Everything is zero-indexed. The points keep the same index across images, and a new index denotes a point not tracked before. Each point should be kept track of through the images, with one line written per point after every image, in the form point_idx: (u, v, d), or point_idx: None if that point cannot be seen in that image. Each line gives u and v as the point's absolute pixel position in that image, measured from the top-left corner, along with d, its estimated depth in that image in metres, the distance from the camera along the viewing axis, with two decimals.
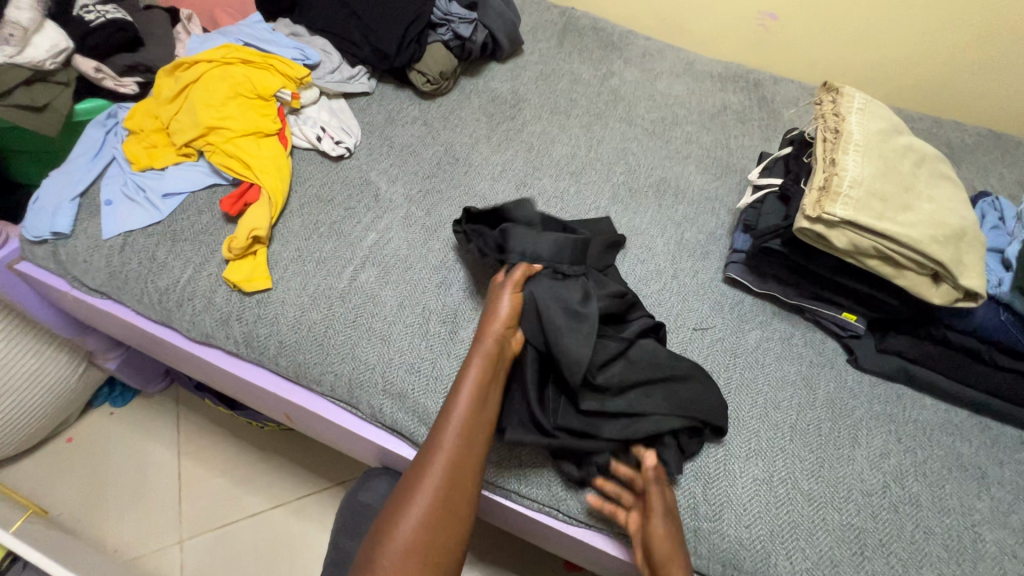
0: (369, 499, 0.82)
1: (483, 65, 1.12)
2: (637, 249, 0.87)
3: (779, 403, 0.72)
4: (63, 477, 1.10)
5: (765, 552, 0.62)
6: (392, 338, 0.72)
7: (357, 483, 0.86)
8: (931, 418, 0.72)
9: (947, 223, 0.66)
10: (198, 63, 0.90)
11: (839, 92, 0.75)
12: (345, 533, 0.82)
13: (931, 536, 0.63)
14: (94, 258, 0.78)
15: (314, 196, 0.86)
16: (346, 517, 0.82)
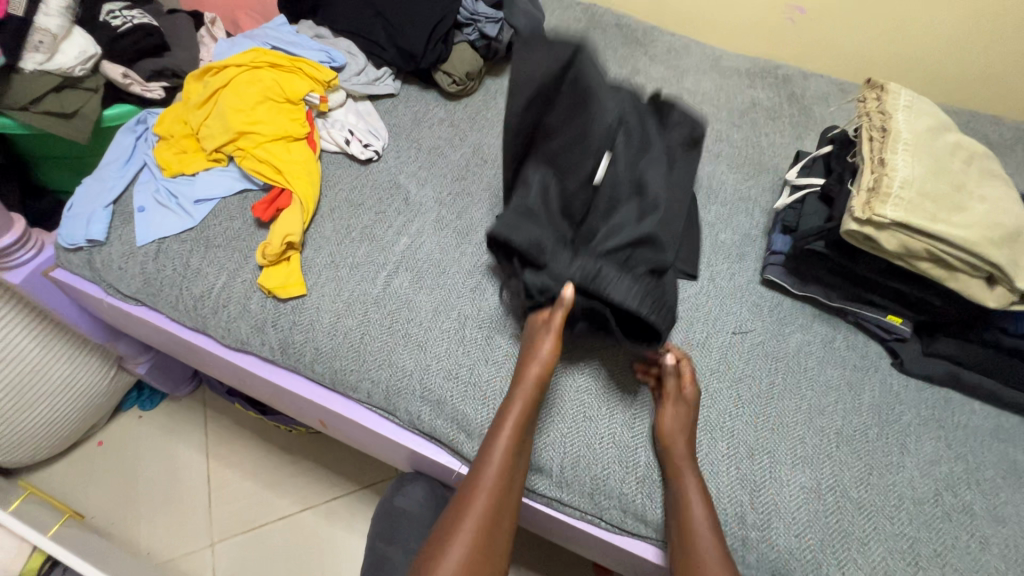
0: (406, 504, 0.83)
1: (507, 64, 1.11)
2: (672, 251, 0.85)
3: (824, 408, 0.70)
4: (95, 480, 1.12)
5: (815, 562, 0.60)
6: (428, 344, 0.72)
7: (390, 488, 0.86)
8: (982, 423, 0.70)
9: (1002, 224, 0.64)
10: (226, 67, 0.89)
11: (883, 89, 0.73)
12: (382, 538, 0.82)
13: (987, 545, 0.61)
14: (129, 265, 0.79)
15: (345, 200, 0.85)
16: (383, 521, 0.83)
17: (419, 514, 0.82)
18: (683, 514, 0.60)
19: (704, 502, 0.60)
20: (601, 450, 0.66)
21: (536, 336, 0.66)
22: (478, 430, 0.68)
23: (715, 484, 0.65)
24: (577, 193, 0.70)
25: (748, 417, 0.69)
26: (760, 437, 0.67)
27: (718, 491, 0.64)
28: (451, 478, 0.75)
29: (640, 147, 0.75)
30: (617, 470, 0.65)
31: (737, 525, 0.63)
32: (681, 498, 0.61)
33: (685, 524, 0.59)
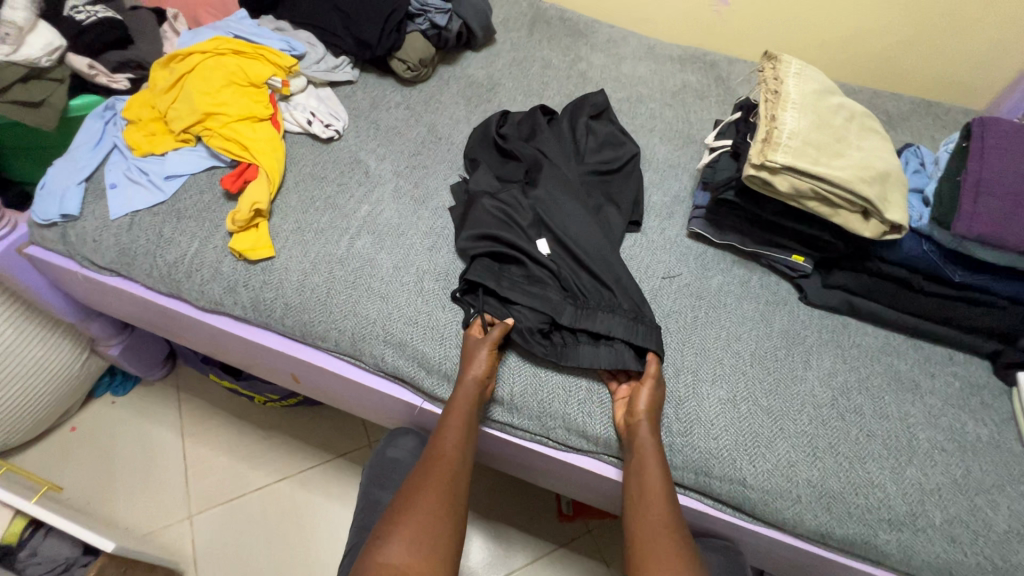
0: (398, 454, 0.89)
1: (458, 54, 1.20)
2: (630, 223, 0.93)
3: (740, 335, 0.81)
4: (70, 462, 1.14)
5: (731, 457, 0.70)
6: (390, 295, 0.79)
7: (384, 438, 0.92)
8: (872, 342, 0.82)
9: (873, 167, 0.76)
10: (191, 54, 0.95)
11: (778, 60, 0.85)
12: (376, 486, 0.88)
13: (873, 437, 0.72)
14: (103, 237, 0.83)
15: (308, 174, 0.92)
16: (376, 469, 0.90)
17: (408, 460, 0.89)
18: (641, 479, 0.66)
19: (656, 459, 0.67)
20: (548, 378, 0.75)
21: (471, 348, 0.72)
22: (437, 366, 0.75)
23: None
24: (527, 231, 0.82)
25: (674, 345, 0.79)
26: (685, 360, 0.77)
27: None
28: (416, 418, 0.83)
29: (574, 188, 0.88)
30: (561, 394, 0.74)
31: (664, 433, 0.72)
32: (640, 466, 0.67)
33: (641, 478, 0.66)
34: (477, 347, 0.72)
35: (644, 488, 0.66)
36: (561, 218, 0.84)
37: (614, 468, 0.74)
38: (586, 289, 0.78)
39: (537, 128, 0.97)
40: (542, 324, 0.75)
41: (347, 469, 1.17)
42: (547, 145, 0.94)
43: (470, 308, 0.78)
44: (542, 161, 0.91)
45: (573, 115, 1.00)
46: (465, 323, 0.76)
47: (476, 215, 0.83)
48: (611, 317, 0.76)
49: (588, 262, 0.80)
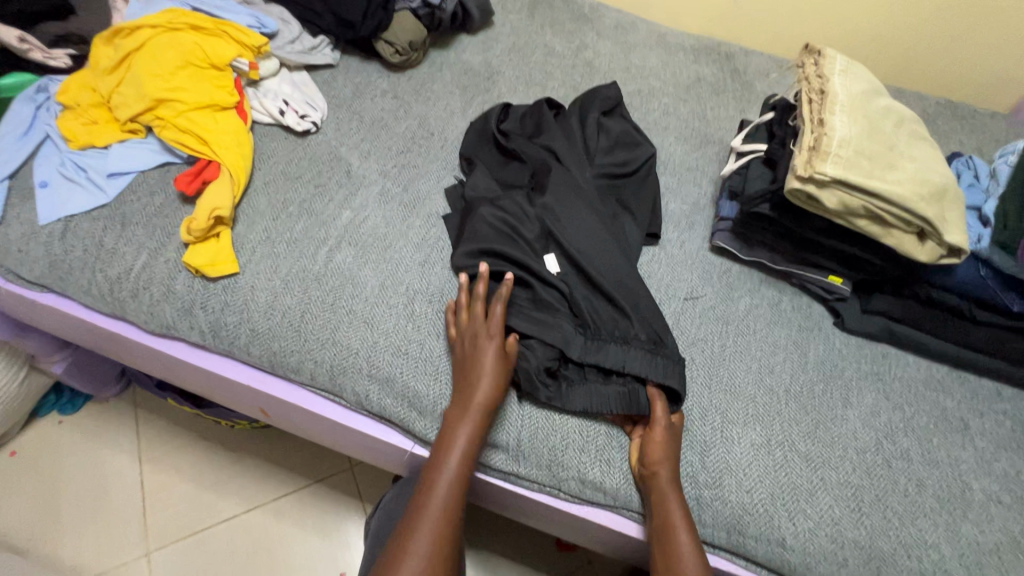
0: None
1: (452, 37, 1.07)
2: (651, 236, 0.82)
3: (773, 367, 0.72)
4: (9, 494, 1.01)
5: (767, 514, 0.62)
6: (374, 320, 0.68)
7: (391, 504, 0.77)
8: (916, 375, 0.74)
9: (930, 181, 0.66)
10: (140, 28, 0.81)
11: (821, 55, 0.75)
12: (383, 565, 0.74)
13: (922, 488, 0.64)
14: (30, 247, 0.70)
15: (280, 173, 0.80)
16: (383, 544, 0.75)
17: None
18: (669, 543, 0.57)
19: (683, 516, 0.58)
20: (560, 422, 0.65)
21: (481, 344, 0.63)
22: (431, 406, 0.65)
23: None
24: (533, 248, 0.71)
25: (700, 381, 0.70)
26: (713, 398, 0.68)
27: None
28: (404, 460, 0.72)
29: (587, 196, 0.77)
30: (576, 438, 0.64)
31: (691, 485, 0.63)
32: (665, 527, 0.58)
33: (669, 551, 0.57)
34: (485, 350, 0.62)
35: (675, 553, 0.56)
36: (576, 232, 0.73)
37: (635, 523, 0.64)
38: (601, 318, 0.68)
39: (542, 124, 0.86)
40: (550, 360, 0.65)
41: (325, 496, 1.06)
42: (557, 144, 0.82)
43: None
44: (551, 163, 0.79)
45: (584, 108, 0.89)
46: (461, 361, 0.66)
47: (474, 230, 0.72)
48: (625, 351, 0.66)
49: (603, 287, 0.69)
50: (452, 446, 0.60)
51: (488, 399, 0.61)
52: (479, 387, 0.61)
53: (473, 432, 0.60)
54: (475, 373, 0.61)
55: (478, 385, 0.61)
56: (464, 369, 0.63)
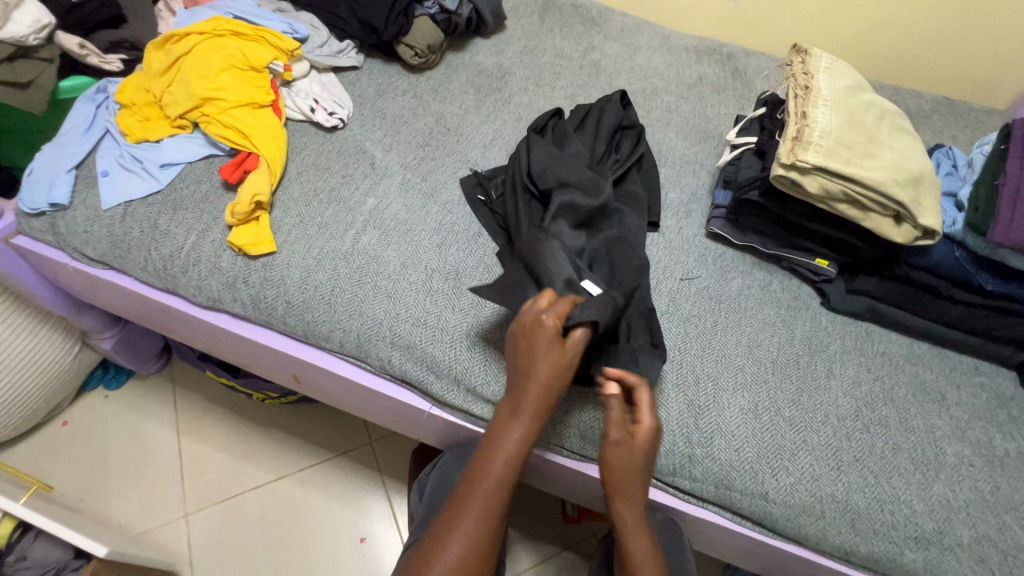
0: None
1: (467, 40, 1.15)
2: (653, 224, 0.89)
3: (761, 341, 0.78)
4: (62, 459, 1.10)
5: (752, 470, 0.68)
6: (397, 294, 0.76)
7: (449, 461, 0.82)
8: (897, 350, 0.79)
9: (906, 169, 0.72)
10: (188, 35, 0.90)
11: (807, 54, 0.81)
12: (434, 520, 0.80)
13: (898, 451, 0.70)
14: (94, 229, 0.79)
15: (312, 164, 0.88)
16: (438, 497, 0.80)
17: None
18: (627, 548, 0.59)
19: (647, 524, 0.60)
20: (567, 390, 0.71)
21: (540, 335, 0.57)
22: (447, 370, 0.72)
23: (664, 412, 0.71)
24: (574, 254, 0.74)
25: (693, 352, 0.76)
26: (705, 367, 0.74)
27: (668, 417, 0.70)
28: (423, 422, 0.79)
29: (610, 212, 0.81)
30: (576, 400, 0.70)
31: (684, 444, 0.69)
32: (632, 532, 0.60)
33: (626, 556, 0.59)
34: (549, 336, 0.57)
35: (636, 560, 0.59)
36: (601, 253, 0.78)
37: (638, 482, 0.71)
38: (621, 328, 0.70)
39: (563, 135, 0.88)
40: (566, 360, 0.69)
41: (348, 468, 1.14)
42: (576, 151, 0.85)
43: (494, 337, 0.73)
44: (580, 175, 0.80)
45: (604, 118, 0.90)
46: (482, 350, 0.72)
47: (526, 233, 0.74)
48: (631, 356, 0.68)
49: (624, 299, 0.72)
50: (499, 448, 0.56)
51: (540, 399, 0.56)
52: (532, 384, 0.56)
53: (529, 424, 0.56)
54: (529, 362, 0.57)
55: (531, 384, 0.56)
56: (517, 362, 0.58)
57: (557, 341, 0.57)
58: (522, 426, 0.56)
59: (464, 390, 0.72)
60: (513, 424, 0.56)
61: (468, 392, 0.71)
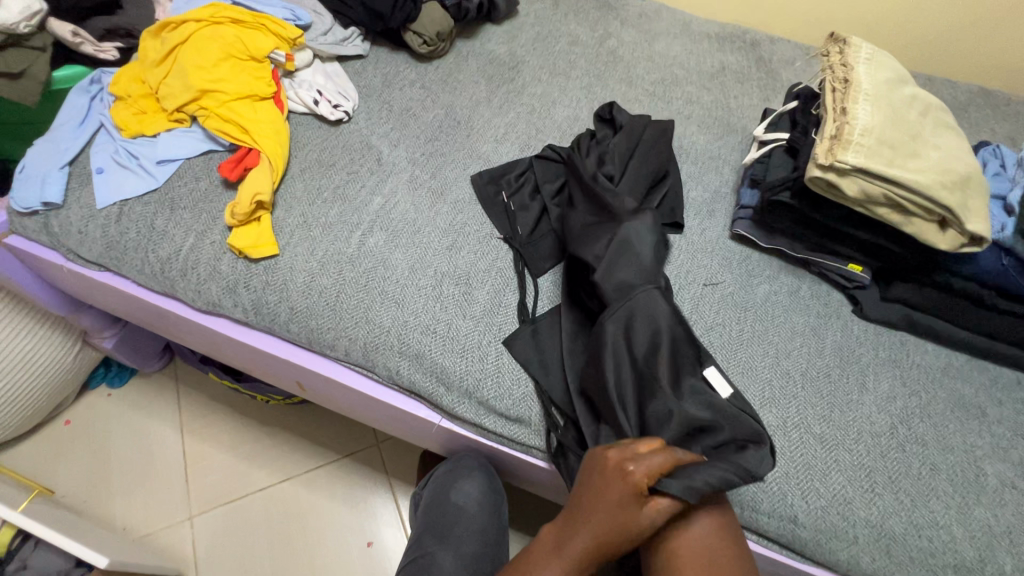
0: (461, 501, 0.84)
1: (477, 27, 1.09)
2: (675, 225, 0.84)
3: (790, 352, 0.74)
4: (65, 459, 1.09)
5: (781, 492, 0.64)
6: (405, 300, 0.72)
7: (443, 478, 0.86)
8: (934, 362, 0.74)
9: (954, 169, 0.67)
10: (185, 22, 0.86)
11: (846, 43, 0.76)
12: (433, 536, 0.84)
13: (936, 472, 0.66)
14: (89, 229, 0.76)
15: (315, 160, 0.84)
16: (435, 513, 0.86)
17: (473, 510, 0.85)
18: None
19: None
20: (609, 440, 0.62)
21: (612, 485, 0.52)
22: (458, 382, 0.68)
23: None
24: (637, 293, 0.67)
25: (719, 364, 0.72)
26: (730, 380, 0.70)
27: None
28: (432, 434, 0.76)
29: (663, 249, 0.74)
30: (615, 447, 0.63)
31: None
32: None
33: None
34: (628, 496, 0.51)
35: None
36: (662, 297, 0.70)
37: None
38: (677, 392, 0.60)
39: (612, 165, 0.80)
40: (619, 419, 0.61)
41: (354, 470, 1.11)
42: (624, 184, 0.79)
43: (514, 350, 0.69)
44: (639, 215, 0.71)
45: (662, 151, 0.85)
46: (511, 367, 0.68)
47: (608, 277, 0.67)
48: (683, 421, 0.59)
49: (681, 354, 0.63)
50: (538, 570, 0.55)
51: (588, 549, 0.53)
52: (592, 528, 0.53)
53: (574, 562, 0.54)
54: (595, 509, 0.53)
55: (585, 529, 0.53)
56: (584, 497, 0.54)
57: (637, 503, 0.52)
58: (558, 564, 0.54)
59: (476, 403, 0.68)
60: (552, 559, 0.54)
61: (480, 405, 0.68)
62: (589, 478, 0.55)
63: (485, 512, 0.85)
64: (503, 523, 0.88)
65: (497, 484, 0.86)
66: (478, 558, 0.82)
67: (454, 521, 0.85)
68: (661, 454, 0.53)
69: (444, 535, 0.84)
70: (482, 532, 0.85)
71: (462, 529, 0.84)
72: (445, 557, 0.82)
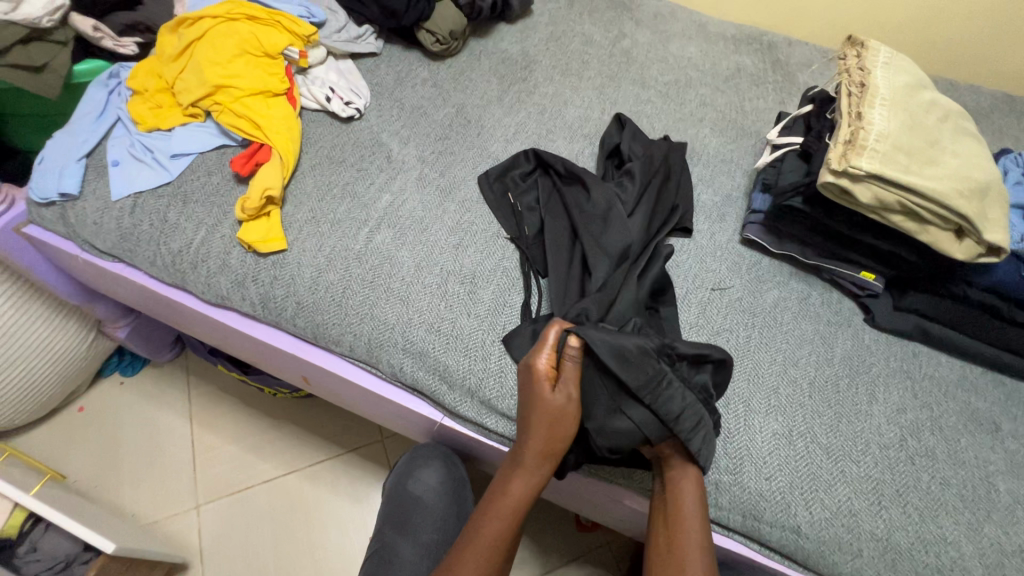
0: (419, 490, 0.85)
1: (491, 26, 1.10)
2: (685, 230, 0.83)
3: (798, 359, 0.72)
4: (77, 445, 1.11)
5: (785, 502, 0.63)
6: (410, 298, 0.72)
7: (403, 468, 0.87)
8: (948, 375, 0.73)
9: (973, 178, 0.65)
10: (202, 18, 0.87)
11: (864, 47, 0.75)
12: (392, 526, 0.85)
13: (946, 487, 0.64)
14: (104, 220, 0.77)
15: (326, 157, 0.85)
16: (394, 504, 0.87)
17: (432, 501, 0.85)
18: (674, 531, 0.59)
19: (689, 523, 0.59)
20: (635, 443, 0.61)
21: (532, 381, 0.62)
22: (460, 380, 0.68)
23: (733, 437, 0.66)
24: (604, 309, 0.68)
25: (726, 369, 0.71)
26: (736, 387, 0.69)
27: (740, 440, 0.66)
28: (434, 431, 0.76)
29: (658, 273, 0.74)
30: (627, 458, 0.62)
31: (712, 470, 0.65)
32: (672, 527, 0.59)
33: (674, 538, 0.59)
34: (544, 381, 0.61)
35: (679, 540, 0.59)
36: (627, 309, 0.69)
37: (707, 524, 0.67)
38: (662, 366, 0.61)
39: (612, 219, 0.76)
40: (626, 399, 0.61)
41: (358, 465, 1.12)
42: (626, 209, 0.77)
43: (521, 357, 0.68)
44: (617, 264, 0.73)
45: (678, 182, 0.84)
46: (524, 375, 0.67)
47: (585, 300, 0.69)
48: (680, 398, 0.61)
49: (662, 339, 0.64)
50: (511, 479, 0.63)
51: (538, 445, 0.61)
52: (533, 426, 0.61)
53: (535, 464, 0.61)
54: (530, 405, 0.61)
55: (531, 432, 0.61)
56: (522, 402, 0.63)
57: (551, 384, 0.61)
58: (525, 470, 0.62)
59: (477, 402, 0.68)
60: (517, 468, 0.62)
61: (482, 404, 0.68)
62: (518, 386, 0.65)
63: (444, 501, 0.85)
64: (467, 512, 0.88)
65: (458, 474, 0.85)
66: (440, 545, 0.83)
67: (413, 511, 0.85)
68: (553, 333, 0.62)
69: (403, 525, 0.84)
70: (442, 527, 0.84)
71: (423, 521, 0.84)
72: (404, 549, 0.82)
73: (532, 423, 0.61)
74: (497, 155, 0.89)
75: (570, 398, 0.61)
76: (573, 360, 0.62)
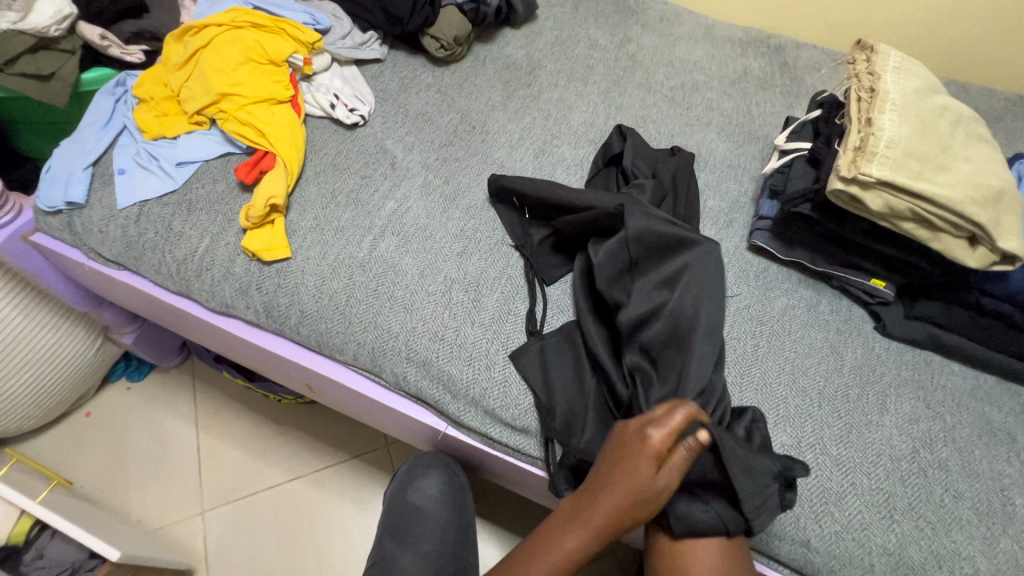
0: (420, 500, 0.85)
1: (496, 31, 1.09)
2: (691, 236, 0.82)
3: (807, 369, 0.71)
4: (85, 451, 1.12)
5: (794, 515, 0.62)
6: (414, 306, 0.72)
7: (402, 478, 0.86)
8: (961, 384, 0.71)
9: (986, 184, 0.64)
10: (207, 26, 0.87)
11: (874, 51, 0.73)
12: (393, 537, 0.84)
13: (960, 500, 0.63)
14: (110, 228, 0.78)
15: (330, 164, 0.84)
16: (394, 514, 0.86)
17: (432, 510, 0.85)
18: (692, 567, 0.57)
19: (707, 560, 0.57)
20: None
21: (636, 449, 0.54)
22: (464, 390, 0.68)
23: None
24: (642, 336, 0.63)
25: (734, 379, 0.70)
26: (744, 397, 0.68)
27: None
28: (438, 440, 0.76)
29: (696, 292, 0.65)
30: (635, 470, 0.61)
31: None
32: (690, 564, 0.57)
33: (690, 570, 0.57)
34: (651, 458, 0.53)
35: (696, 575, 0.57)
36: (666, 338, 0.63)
37: None
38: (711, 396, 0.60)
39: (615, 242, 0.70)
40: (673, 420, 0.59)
41: (363, 471, 1.12)
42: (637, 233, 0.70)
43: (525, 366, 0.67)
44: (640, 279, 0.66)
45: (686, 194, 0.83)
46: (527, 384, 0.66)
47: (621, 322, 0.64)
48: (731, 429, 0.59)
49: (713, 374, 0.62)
50: (564, 537, 0.55)
51: (611, 516, 0.54)
52: (615, 493, 0.53)
53: (598, 532, 0.54)
54: (620, 472, 0.54)
55: (608, 497, 0.54)
56: (608, 463, 0.55)
57: (657, 464, 0.53)
58: (586, 531, 0.55)
59: (482, 411, 0.68)
60: (577, 527, 0.55)
61: (487, 413, 0.67)
62: (609, 448, 0.56)
63: (445, 510, 0.85)
64: (466, 523, 0.87)
65: (458, 482, 0.85)
66: (440, 556, 0.82)
67: (414, 522, 0.84)
68: (682, 413, 0.54)
69: (403, 537, 0.84)
70: (441, 538, 0.83)
71: (422, 531, 0.84)
72: (405, 559, 0.82)
73: (614, 491, 0.54)
74: (502, 161, 0.88)
75: (666, 486, 0.53)
76: (686, 453, 0.54)
